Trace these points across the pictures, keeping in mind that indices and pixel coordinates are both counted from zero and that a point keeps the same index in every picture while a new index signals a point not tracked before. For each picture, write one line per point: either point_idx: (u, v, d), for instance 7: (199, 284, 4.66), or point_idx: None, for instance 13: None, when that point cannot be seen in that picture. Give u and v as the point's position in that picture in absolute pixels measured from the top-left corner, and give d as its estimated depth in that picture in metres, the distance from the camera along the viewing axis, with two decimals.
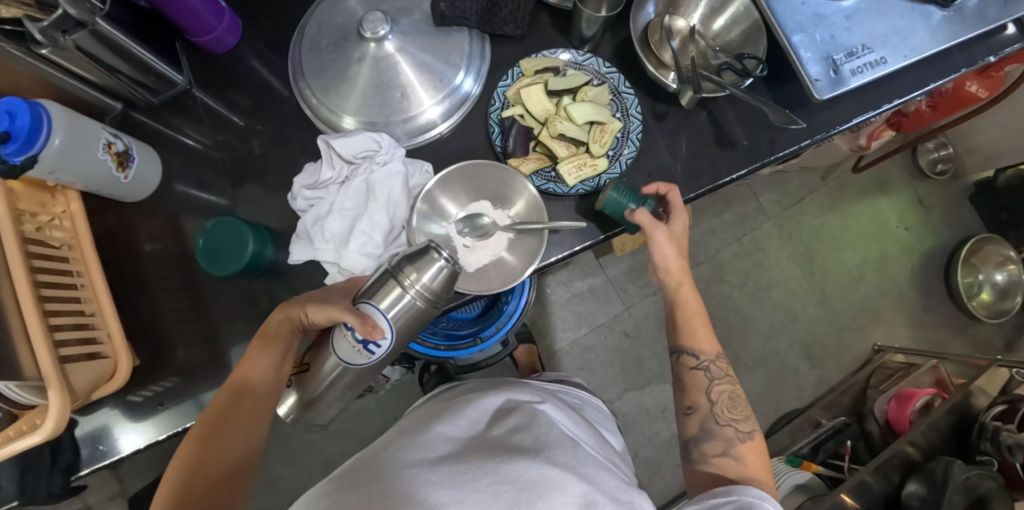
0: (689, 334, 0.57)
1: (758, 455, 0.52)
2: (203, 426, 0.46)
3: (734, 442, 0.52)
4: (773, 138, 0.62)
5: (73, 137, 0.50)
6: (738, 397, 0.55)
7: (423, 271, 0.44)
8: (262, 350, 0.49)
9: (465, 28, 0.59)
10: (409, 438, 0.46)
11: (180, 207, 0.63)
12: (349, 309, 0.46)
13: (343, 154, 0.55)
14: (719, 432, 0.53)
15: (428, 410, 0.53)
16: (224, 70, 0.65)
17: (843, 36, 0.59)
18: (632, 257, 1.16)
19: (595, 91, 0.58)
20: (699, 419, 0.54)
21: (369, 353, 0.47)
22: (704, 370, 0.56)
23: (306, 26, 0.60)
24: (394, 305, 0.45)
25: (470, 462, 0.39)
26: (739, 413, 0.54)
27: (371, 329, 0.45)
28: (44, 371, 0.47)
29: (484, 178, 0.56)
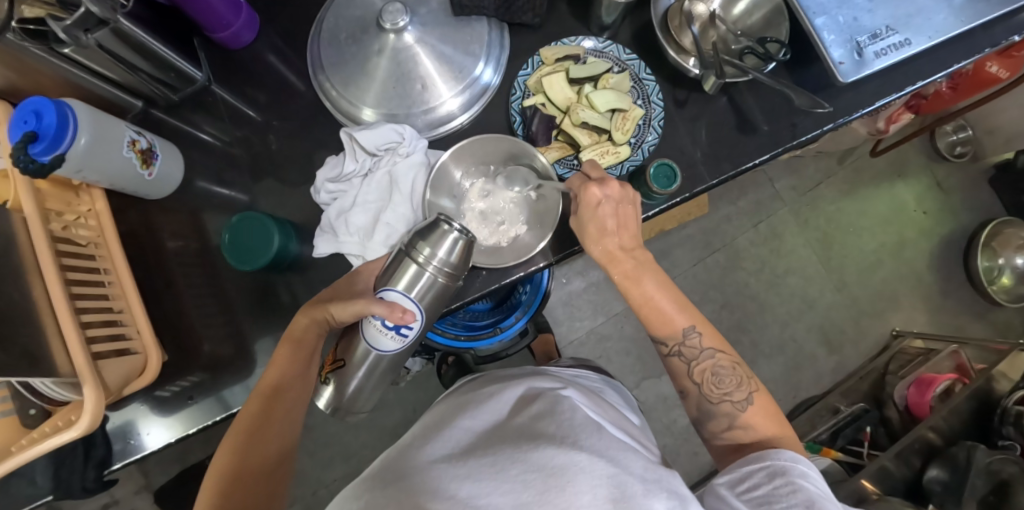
0: (651, 320, 0.51)
1: (769, 414, 0.48)
2: (237, 434, 0.46)
3: (736, 416, 0.48)
4: (794, 122, 0.61)
5: (98, 135, 0.50)
6: (725, 365, 0.49)
7: (436, 244, 0.45)
8: (288, 354, 0.50)
9: (483, 17, 0.58)
10: (435, 434, 0.46)
11: (202, 203, 0.64)
12: (372, 300, 0.47)
13: (367, 147, 0.55)
14: (718, 411, 0.49)
15: (451, 405, 0.54)
16: (242, 66, 0.65)
17: (866, 17, 0.58)
18: (647, 245, 1.14)
19: (616, 78, 0.57)
20: (695, 401, 0.51)
21: (402, 337, 0.48)
22: (680, 357, 0.50)
23: (324, 19, 0.59)
24: (416, 284, 0.46)
25: (498, 454, 0.39)
26: (729, 382, 0.49)
27: (404, 315, 0.46)
28: (79, 368, 0.47)
29: (494, 151, 0.55)
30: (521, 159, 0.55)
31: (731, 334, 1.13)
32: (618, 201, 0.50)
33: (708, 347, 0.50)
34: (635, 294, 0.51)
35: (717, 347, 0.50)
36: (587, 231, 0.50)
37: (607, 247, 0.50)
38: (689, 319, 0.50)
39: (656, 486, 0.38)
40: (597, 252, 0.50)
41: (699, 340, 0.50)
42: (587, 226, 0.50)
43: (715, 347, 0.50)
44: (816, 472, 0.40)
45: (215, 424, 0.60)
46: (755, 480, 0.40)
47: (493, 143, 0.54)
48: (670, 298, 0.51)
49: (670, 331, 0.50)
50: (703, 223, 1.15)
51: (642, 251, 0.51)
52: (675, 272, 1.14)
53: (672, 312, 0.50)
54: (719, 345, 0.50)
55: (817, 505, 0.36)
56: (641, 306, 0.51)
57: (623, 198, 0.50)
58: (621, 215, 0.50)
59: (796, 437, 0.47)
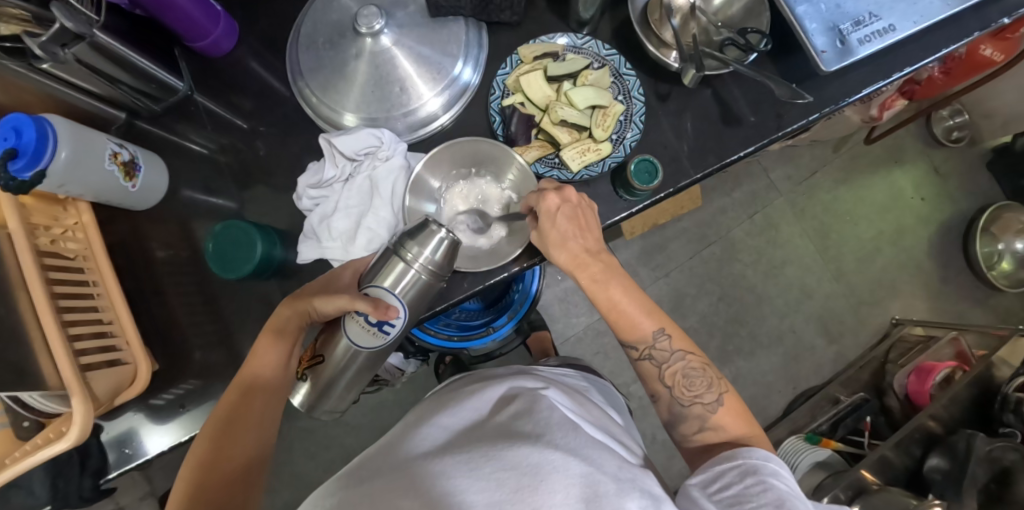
0: (620, 326, 0.51)
1: (738, 414, 0.48)
2: (214, 427, 0.46)
3: (706, 417, 0.48)
4: (779, 113, 0.60)
5: (79, 150, 0.50)
6: (694, 368, 0.49)
7: (423, 243, 0.46)
8: (271, 346, 0.50)
9: (461, 17, 0.58)
10: (413, 433, 0.46)
11: (190, 212, 0.64)
12: (357, 296, 0.47)
13: (346, 152, 0.54)
14: (688, 413, 0.49)
15: (431, 404, 0.54)
16: (223, 74, 0.65)
17: (849, 4, 0.57)
18: (642, 240, 1.13)
19: (595, 74, 0.57)
20: (666, 404, 0.50)
21: (385, 334, 0.48)
22: (649, 361, 0.50)
23: (302, 25, 0.59)
24: (399, 281, 0.46)
25: (473, 452, 0.39)
26: (699, 384, 0.49)
27: (386, 310, 0.46)
28: (67, 381, 0.48)
29: (474, 156, 0.56)
30: (500, 158, 0.55)
31: (728, 327, 1.12)
32: (576, 202, 0.50)
33: (677, 349, 0.50)
34: (599, 298, 0.50)
35: (685, 349, 0.50)
36: (549, 239, 0.49)
37: (572, 253, 0.50)
38: (655, 322, 0.50)
39: (629, 485, 0.38)
40: (563, 258, 0.50)
41: (669, 342, 0.50)
42: (548, 234, 0.49)
43: (685, 349, 0.50)
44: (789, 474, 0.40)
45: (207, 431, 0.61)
46: (727, 479, 0.40)
47: (473, 145, 0.54)
48: (639, 302, 0.50)
49: (637, 336, 0.50)
50: (698, 216, 1.14)
51: (607, 254, 0.51)
52: (671, 266, 1.13)
53: (639, 315, 0.50)
54: (688, 346, 0.50)
55: (787, 503, 0.36)
56: (610, 314, 0.51)
57: (579, 203, 0.50)
58: (583, 217, 0.50)
59: (765, 434, 0.47)
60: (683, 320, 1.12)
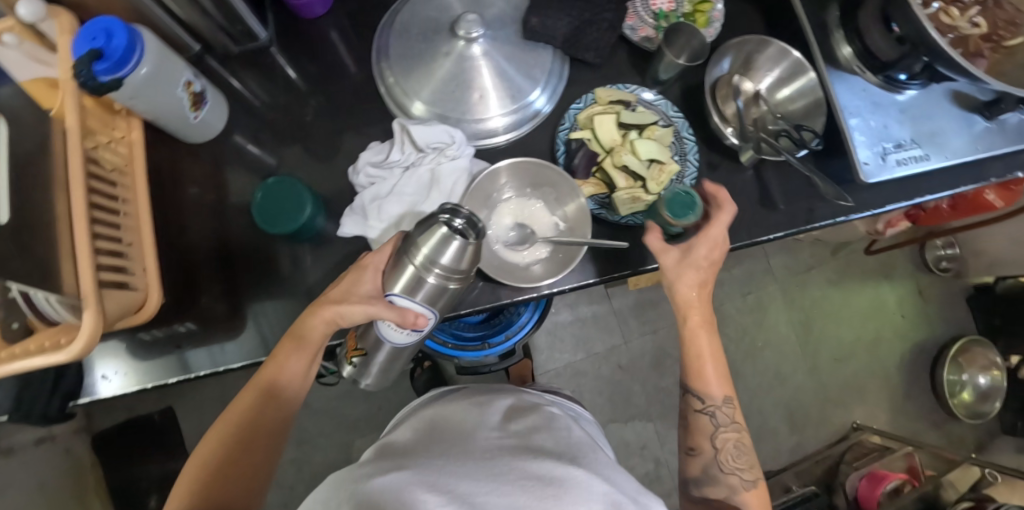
0: (695, 375, 0.55)
1: (762, 499, 0.52)
2: (228, 429, 0.49)
3: (738, 490, 0.52)
4: (811, 208, 0.64)
5: (158, 69, 0.50)
6: (744, 445, 0.54)
7: (437, 250, 0.43)
8: (292, 354, 0.51)
9: (550, 47, 0.62)
10: (428, 437, 0.46)
11: (234, 157, 0.64)
12: (381, 305, 0.46)
13: (417, 141, 0.56)
14: (724, 479, 0.53)
15: (439, 411, 0.54)
16: (305, 35, 0.66)
17: (895, 127, 0.63)
18: (639, 292, 1.16)
19: (661, 131, 0.60)
20: (702, 462, 0.54)
21: (416, 333, 0.49)
22: (706, 416, 0.54)
23: (399, 12, 0.61)
24: (419, 289, 0.45)
25: (497, 460, 0.40)
26: (744, 458, 0.53)
27: (413, 319, 0.46)
28: (84, 289, 0.46)
29: (541, 180, 0.57)
30: (562, 187, 0.57)
31: None
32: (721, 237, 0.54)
33: (736, 420, 0.54)
34: (691, 338, 0.55)
35: (740, 425, 0.54)
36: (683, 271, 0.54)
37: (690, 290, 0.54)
38: (724, 388, 0.55)
39: None
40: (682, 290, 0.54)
41: (731, 412, 0.54)
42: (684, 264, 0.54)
43: (741, 424, 0.55)
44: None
45: (196, 378, 0.60)
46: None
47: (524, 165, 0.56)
48: (718, 365, 0.55)
49: (705, 388, 0.55)
50: None
51: (704, 312, 0.56)
52: (661, 325, 1.16)
53: (712, 373, 0.55)
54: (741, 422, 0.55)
55: None
56: (692, 359, 0.55)
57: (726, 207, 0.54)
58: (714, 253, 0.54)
59: None
60: (660, 379, 1.15)
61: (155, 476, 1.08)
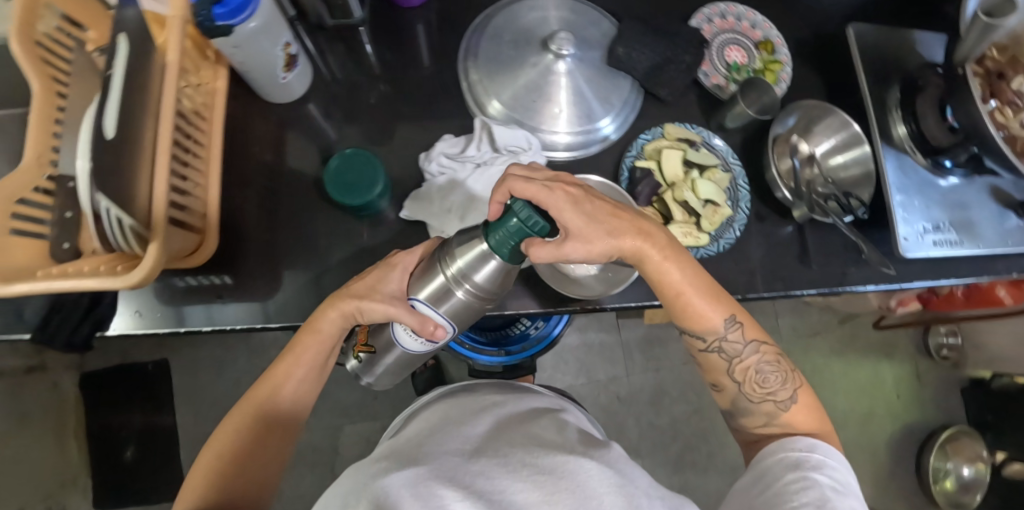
0: (685, 320, 0.50)
1: (810, 408, 0.50)
2: (243, 419, 0.50)
3: (777, 414, 0.49)
4: (844, 272, 0.66)
5: (266, 26, 0.51)
6: (768, 362, 0.50)
7: (471, 265, 0.42)
8: (308, 346, 0.52)
9: (630, 77, 0.64)
10: (448, 437, 0.48)
11: (304, 124, 0.66)
12: (403, 308, 0.46)
13: (497, 142, 0.58)
14: (758, 408, 0.50)
15: (458, 413, 0.56)
16: (394, 21, 0.68)
17: (935, 209, 0.66)
18: (649, 328, 1.18)
19: (720, 175, 0.63)
20: (731, 396, 0.52)
21: (430, 342, 0.49)
22: (719, 353, 0.50)
23: (494, 16, 0.64)
24: (443, 300, 0.44)
25: (512, 454, 0.41)
26: (773, 379, 0.50)
27: (430, 328, 0.46)
28: (155, 221, 0.46)
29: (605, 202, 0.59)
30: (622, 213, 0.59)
31: (692, 440, 1.15)
32: (547, 176, 0.46)
33: (750, 340, 0.50)
34: (669, 282, 0.48)
35: (758, 340, 0.50)
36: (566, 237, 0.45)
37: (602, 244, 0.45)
38: (726, 311, 0.50)
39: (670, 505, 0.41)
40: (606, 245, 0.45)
41: (741, 333, 0.50)
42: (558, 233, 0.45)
43: (757, 339, 0.50)
44: (842, 467, 0.44)
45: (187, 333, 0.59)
46: (776, 473, 0.44)
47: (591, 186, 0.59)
48: (700, 289, 0.49)
49: (708, 327, 0.49)
50: None
51: (662, 232, 0.49)
52: (665, 363, 1.17)
53: (709, 308, 0.49)
54: (759, 335, 0.51)
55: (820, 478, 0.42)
56: (671, 303, 0.50)
57: (504, 183, 0.44)
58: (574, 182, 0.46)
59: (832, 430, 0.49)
60: (654, 417, 1.15)
61: (137, 425, 1.08)
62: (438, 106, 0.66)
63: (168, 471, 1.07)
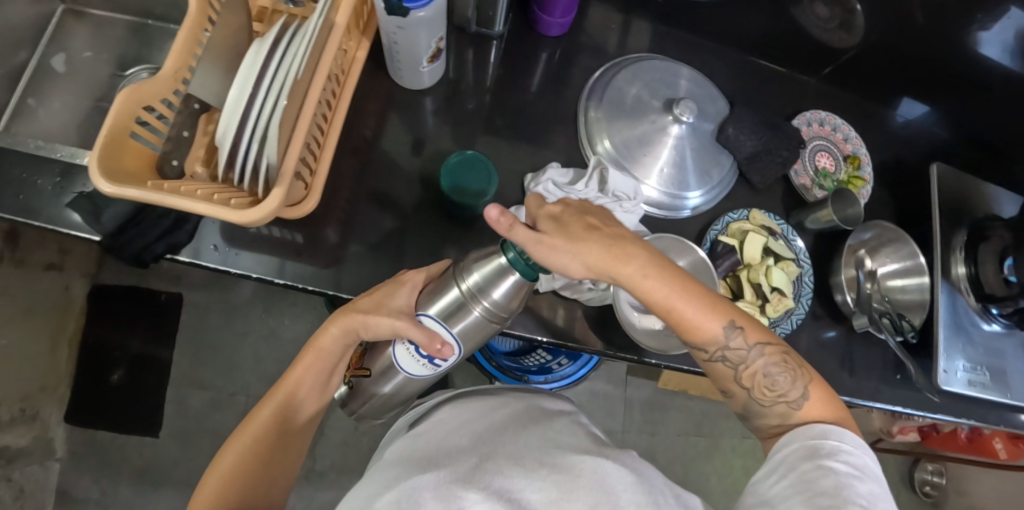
0: (682, 330, 0.48)
1: (827, 402, 0.46)
2: (247, 441, 0.50)
3: (791, 415, 0.46)
4: (878, 388, 0.69)
5: (433, 20, 0.53)
6: (774, 364, 0.47)
7: (489, 281, 0.43)
8: (312, 365, 0.53)
9: (732, 157, 0.68)
10: (472, 435, 0.49)
11: (417, 114, 0.68)
12: (410, 322, 0.47)
13: (609, 184, 0.60)
14: (771, 412, 0.47)
15: (477, 407, 0.57)
16: (525, 43, 0.72)
17: (976, 351, 0.69)
18: (655, 390, 1.19)
19: (794, 269, 0.66)
20: (745, 401, 0.49)
21: (434, 365, 0.51)
22: (724, 361, 0.48)
23: (624, 68, 0.69)
24: (452, 315, 0.46)
25: (533, 453, 0.42)
26: (783, 381, 0.47)
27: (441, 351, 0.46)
28: (285, 167, 0.47)
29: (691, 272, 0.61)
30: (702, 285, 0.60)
31: None
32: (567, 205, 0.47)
33: (754, 344, 0.47)
34: (658, 299, 0.46)
35: (763, 342, 0.48)
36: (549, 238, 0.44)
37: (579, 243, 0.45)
38: (724, 319, 0.47)
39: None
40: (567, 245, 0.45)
41: (743, 338, 0.47)
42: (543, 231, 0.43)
43: (761, 342, 0.48)
44: (859, 450, 0.41)
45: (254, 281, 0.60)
46: (789, 464, 0.41)
47: (693, 255, 0.60)
48: (692, 297, 0.47)
49: (707, 338, 0.47)
50: (708, 405, 1.21)
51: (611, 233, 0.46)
52: (661, 430, 1.18)
53: (704, 319, 0.47)
54: (762, 339, 0.48)
55: (841, 468, 0.38)
56: (666, 319, 0.48)
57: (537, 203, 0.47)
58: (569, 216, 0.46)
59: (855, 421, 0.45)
60: None
61: (132, 350, 1.09)
62: (545, 131, 0.69)
63: (150, 402, 1.08)
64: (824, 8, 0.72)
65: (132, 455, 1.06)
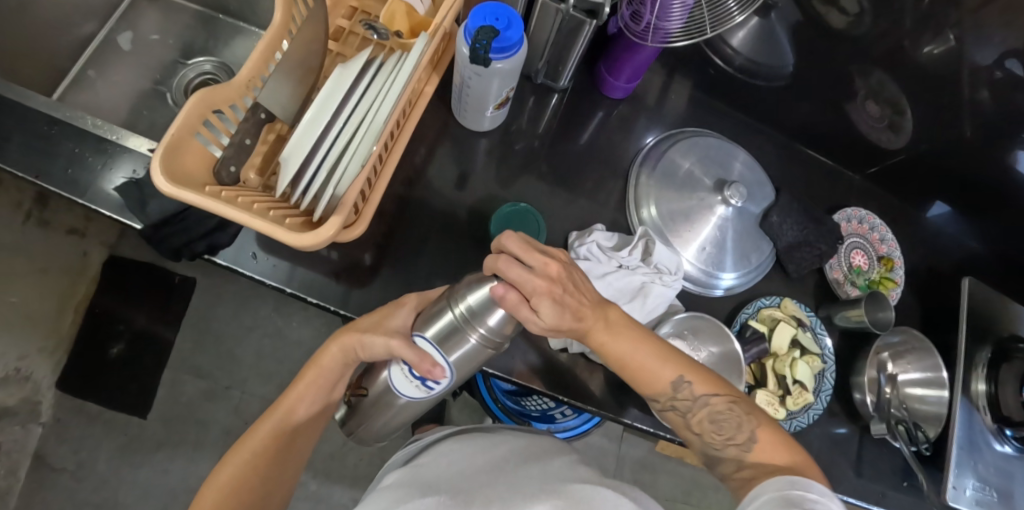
0: (638, 380, 0.49)
1: (779, 445, 0.45)
2: (245, 456, 0.49)
3: (743, 457, 0.45)
4: (885, 493, 0.67)
5: (510, 71, 0.54)
6: (723, 412, 0.47)
7: (484, 303, 0.41)
8: (309, 384, 0.52)
9: (772, 244, 0.68)
10: (472, 468, 0.48)
11: (471, 151, 0.69)
12: (405, 343, 0.44)
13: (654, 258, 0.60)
14: (724, 455, 0.47)
15: (476, 441, 0.56)
16: (587, 99, 0.73)
17: (990, 471, 0.68)
18: (649, 451, 1.18)
19: (818, 364, 0.66)
20: (701, 447, 0.49)
21: (427, 388, 0.47)
22: (673, 410, 0.49)
23: (678, 142, 0.70)
24: (445, 339, 0.43)
25: (533, 484, 0.41)
26: (730, 425, 0.47)
27: (438, 371, 0.44)
28: (346, 197, 0.47)
29: (719, 357, 0.61)
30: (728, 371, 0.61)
31: None
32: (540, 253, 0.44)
33: (702, 394, 0.48)
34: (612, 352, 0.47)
35: (711, 392, 0.48)
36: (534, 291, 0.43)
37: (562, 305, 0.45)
38: (675, 370, 0.48)
39: None
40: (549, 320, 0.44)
41: (692, 389, 0.48)
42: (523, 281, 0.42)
43: (710, 392, 0.48)
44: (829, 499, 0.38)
45: (287, 295, 0.60)
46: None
47: (727, 345, 0.61)
48: (644, 349, 0.48)
49: (657, 387, 0.48)
50: (701, 476, 1.19)
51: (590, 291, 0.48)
52: (650, 492, 1.16)
53: (655, 367, 0.48)
54: (712, 388, 0.48)
55: None
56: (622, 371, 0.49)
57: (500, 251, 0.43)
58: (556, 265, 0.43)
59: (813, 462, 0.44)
60: None
61: (137, 325, 1.08)
62: (593, 187, 0.70)
63: (143, 380, 1.07)
64: (876, 108, 0.74)
65: (116, 431, 1.04)
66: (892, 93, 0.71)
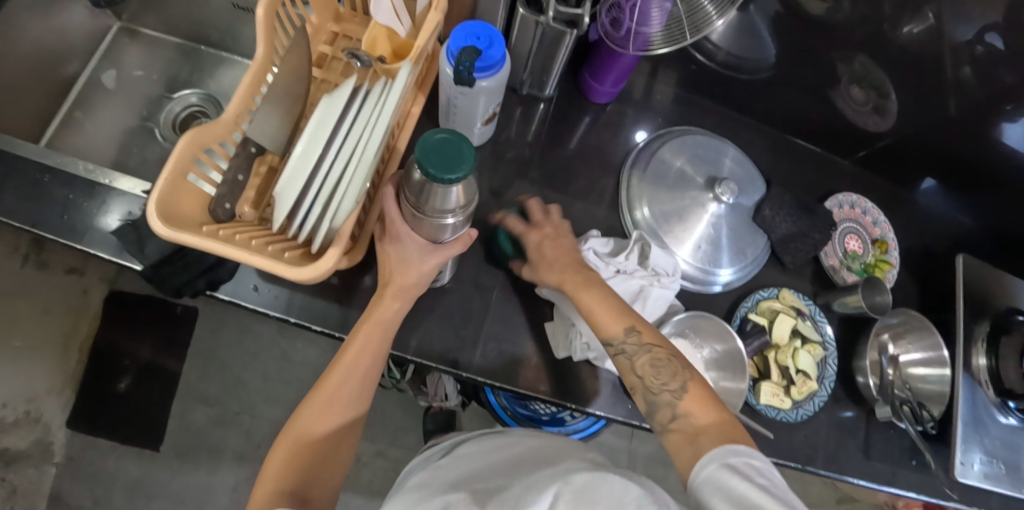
0: (592, 320, 0.51)
1: (706, 402, 0.47)
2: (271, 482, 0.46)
3: (676, 405, 0.46)
4: (895, 473, 0.68)
5: (494, 88, 0.54)
6: (662, 359, 0.49)
7: (447, 201, 0.41)
8: (333, 400, 0.49)
9: (766, 236, 0.69)
10: (486, 473, 0.47)
11: None
12: (428, 263, 0.49)
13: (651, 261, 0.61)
14: (659, 401, 0.47)
15: (494, 447, 0.54)
16: (573, 106, 0.73)
17: (995, 444, 0.69)
18: (660, 445, 1.19)
19: (819, 352, 0.67)
20: (640, 397, 0.49)
21: None
22: (622, 353, 0.50)
23: (666, 142, 0.71)
24: (449, 225, 0.46)
25: (541, 483, 0.39)
26: (666, 373, 0.48)
27: (470, 234, 0.50)
28: (342, 227, 0.48)
29: (720, 354, 0.62)
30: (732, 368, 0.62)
31: None
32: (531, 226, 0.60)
33: (647, 340, 0.50)
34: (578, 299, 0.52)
35: (654, 341, 0.50)
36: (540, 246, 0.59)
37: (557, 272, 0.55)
38: (625, 318, 0.51)
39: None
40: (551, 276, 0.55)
41: (639, 335, 0.50)
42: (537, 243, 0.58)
43: (654, 340, 0.50)
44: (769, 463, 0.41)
45: (290, 324, 0.61)
46: (719, 485, 0.39)
47: (729, 342, 0.62)
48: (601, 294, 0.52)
49: (607, 330, 0.50)
50: None
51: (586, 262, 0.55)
52: (664, 485, 1.17)
53: (612, 311, 0.51)
54: (655, 338, 0.50)
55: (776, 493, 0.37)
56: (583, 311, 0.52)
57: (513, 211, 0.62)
58: (543, 226, 0.59)
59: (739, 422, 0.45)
60: None
61: (142, 359, 1.09)
62: (585, 192, 0.70)
63: (152, 413, 1.07)
64: (860, 92, 0.74)
65: (129, 464, 1.05)
66: (875, 77, 0.72)
